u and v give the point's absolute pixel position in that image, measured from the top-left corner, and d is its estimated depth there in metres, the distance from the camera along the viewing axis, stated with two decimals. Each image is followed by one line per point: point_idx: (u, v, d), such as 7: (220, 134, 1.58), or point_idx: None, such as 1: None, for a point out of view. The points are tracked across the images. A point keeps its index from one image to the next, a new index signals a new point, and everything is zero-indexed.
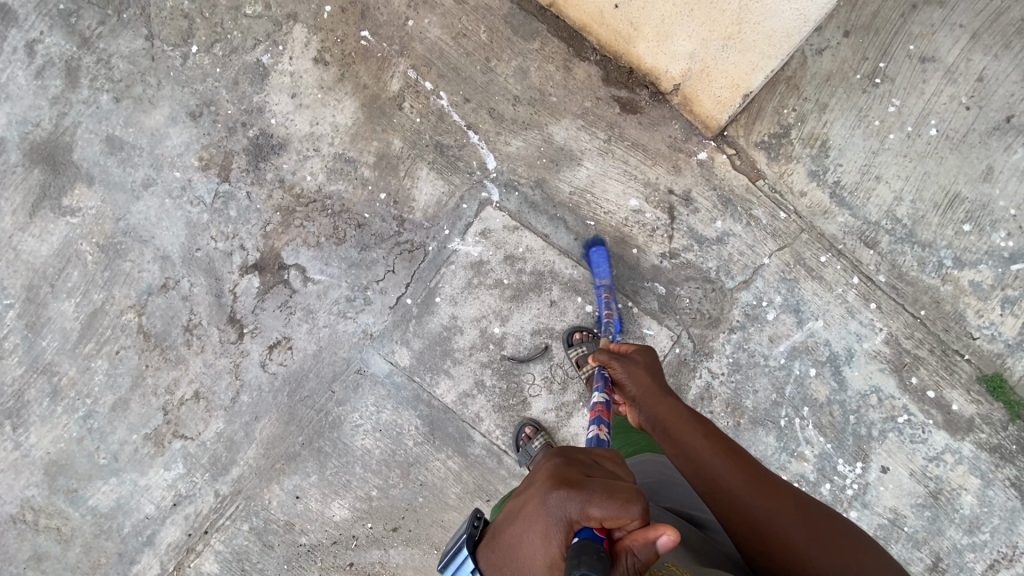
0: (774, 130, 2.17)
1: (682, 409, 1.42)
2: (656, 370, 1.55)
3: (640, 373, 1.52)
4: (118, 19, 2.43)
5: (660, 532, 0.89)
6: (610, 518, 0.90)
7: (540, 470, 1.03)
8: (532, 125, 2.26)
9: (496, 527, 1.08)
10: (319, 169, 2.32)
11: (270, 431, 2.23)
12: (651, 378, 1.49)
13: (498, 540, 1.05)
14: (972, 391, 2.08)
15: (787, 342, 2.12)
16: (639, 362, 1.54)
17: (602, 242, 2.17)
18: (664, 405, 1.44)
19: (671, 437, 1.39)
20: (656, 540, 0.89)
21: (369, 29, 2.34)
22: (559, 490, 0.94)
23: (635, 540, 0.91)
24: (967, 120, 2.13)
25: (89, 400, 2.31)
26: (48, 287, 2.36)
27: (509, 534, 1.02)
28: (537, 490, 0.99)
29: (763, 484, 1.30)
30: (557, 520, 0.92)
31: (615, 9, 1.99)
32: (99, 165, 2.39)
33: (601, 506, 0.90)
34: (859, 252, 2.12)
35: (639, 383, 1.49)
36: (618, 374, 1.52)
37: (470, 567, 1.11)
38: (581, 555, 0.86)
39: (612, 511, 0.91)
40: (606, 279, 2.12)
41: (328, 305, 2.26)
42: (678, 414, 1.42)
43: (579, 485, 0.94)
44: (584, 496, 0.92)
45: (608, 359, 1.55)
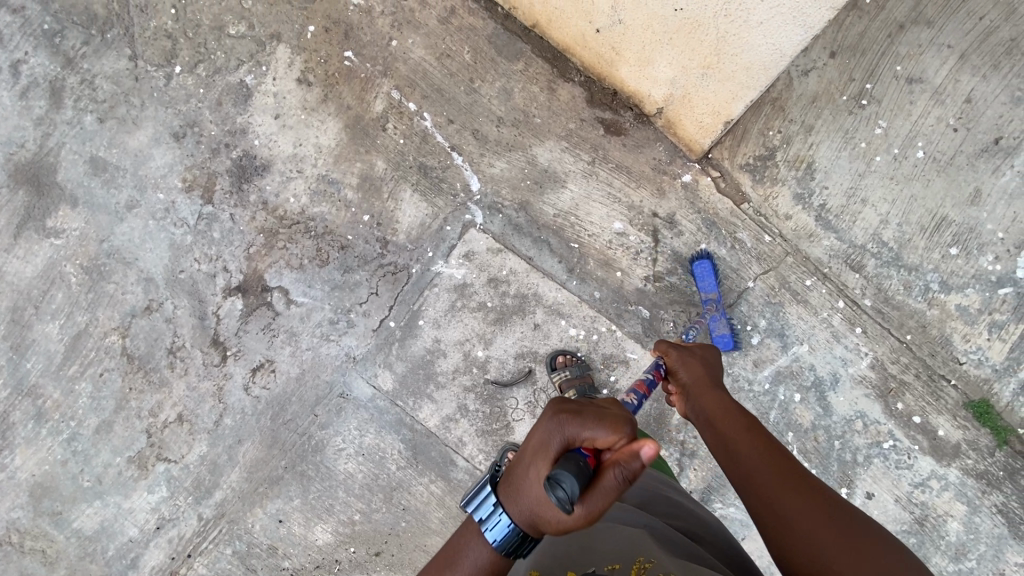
0: (759, 153, 2.15)
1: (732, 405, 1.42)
2: (711, 365, 1.58)
3: (693, 364, 1.57)
4: (102, 39, 2.42)
5: (643, 444, 0.98)
6: (600, 438, 1.04)
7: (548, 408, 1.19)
8: (516, 146, 2.25)
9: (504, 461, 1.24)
10: (302, 190, 2.31)
11: (253, 454, 2.24)
12: (703, 370, 1.53)
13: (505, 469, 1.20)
14: (959, 417, 2.06)
15: (771, 367, 2.10)
16: (694, 354, 1.59)
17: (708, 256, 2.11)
18: (714, 398, 1.46)
19: (717, 428, 1.39)
20: (641, 452, 0.99)
21: (353, 49, 2.33)
22: (555, 415, 1.10)
23: (622, 456, 1.00)
24: (955, 142, 2.11)
25: (73, 422, 2.31)
26: (32, 309, 2.36)
27: (514, 463, 1.17)
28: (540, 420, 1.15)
29: (813, 496, 1.21)
30: (554, 440, 1.07)
31: (596, 34, 1.93)
32: (83, 186, 2.39)
33: (590, 425, 1.05)
34: (844, 276, 2.10)
35: (692, 373, 1.54)
36: (672, 361, 1.59)
37: (492, 501, 1.12)
38: (565, 458, 1.01)
39: (598, 430, 1.05)
40: (711, 293, 2.07)
41: (311, 328, 2.26)
42: (728, 410, 1.42)
43: (574, 412, 1.09)
44: (579, 421, 1.07)
45: (664, 347, 1.62)
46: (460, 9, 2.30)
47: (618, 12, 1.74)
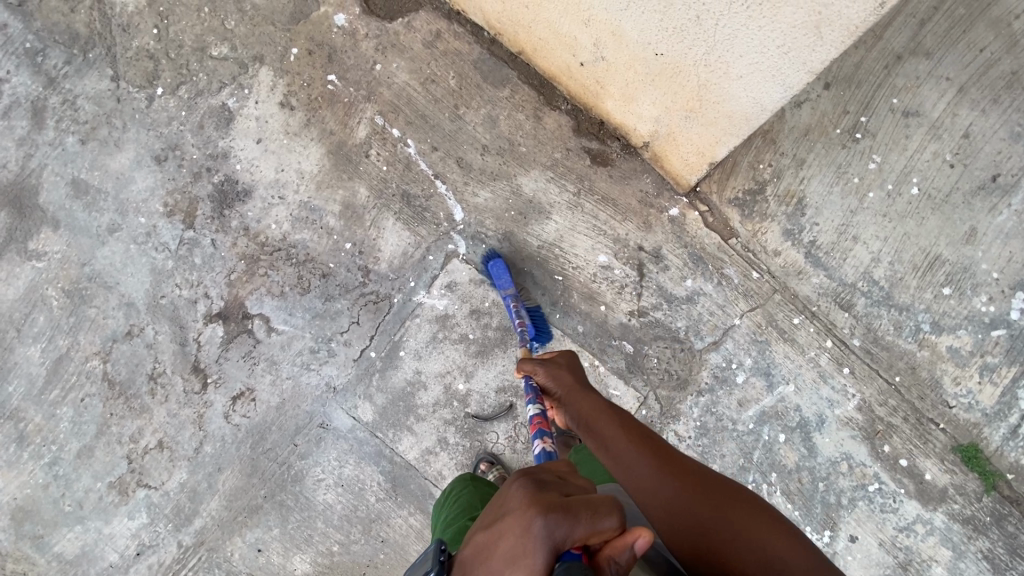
0: (748, 187, 2.10)
1: (600, 404, 1.37)
2: (580, 371, 1.51)
3: (563, 374, 1.48)
4: (84, 59, 2.39)
5: (636, 534, 0.79)
6: (596, 535, 0.78)
7: (512, 500, 0.87)
8: (500, 175, 2.21)
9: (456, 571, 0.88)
10: (284, 217, 2.27)
11: (233, 483, 2.23)
12: (572, 377, 1.45)
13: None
14: (946, 461, 2.02)
15: (756, 406, 2.06)
16: (562, 363, 1.51)
17: (498, 255, 2.14)
18: (585, 400, 1.40)
19: (592, 431, 1.33)
20: (634, 544, 0.79)
21: (336, 73, 2.29)
22: (544, 515, 0.79)
23: (613, 550, 0.79)
24: (950, 179, 2.05)
25: (55, 447, 2.30)
26: (14, 331, 2.35)
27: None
28: (512, 520, 0.82)
29: (691, 476, 1.24)
30: (544, 548, 0.77)
31: (581, 67, 1.88)
32: (64, 209, 2.37)
33: (584, 520, 0.78)
34: (833, 315, 2.06)
35: (561, 382, 1.46)
36: (541, 379, 1.49)
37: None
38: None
39: (591, 526, 0.79)
40: (509, 289, 2.07)
41: (292, 356, 2.24)
42: (598, 408, 1.37)
43: (563, 507, 0.80)
44: (573, 517, 0.79)
45: (530, 366, 1.52)
46: (445, 34, 2.25)
47: (600, 50, 1.68)
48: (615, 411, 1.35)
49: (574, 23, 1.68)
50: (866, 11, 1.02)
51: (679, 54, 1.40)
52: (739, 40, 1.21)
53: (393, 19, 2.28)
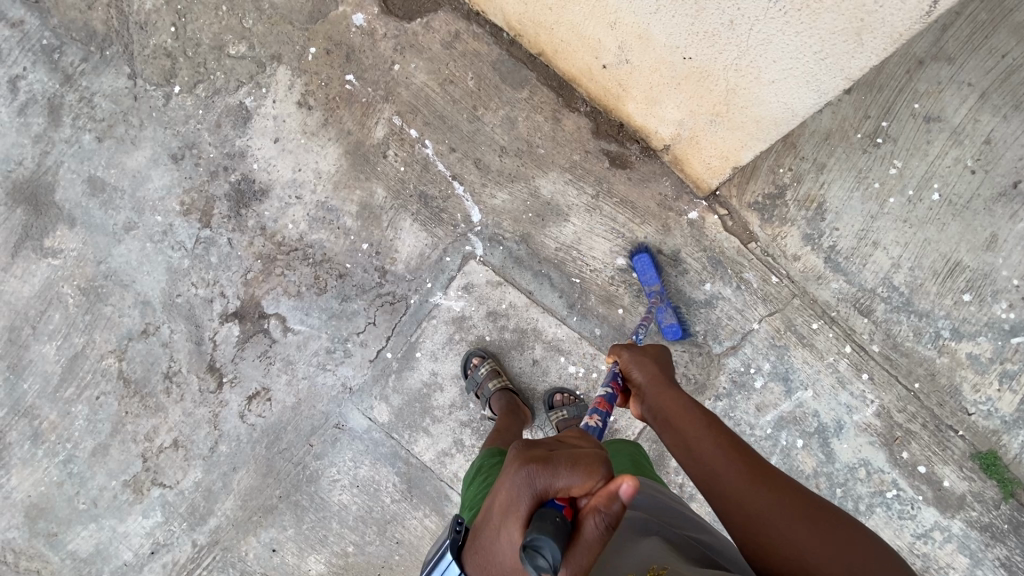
0: (768, 191, 2.09)
1: (686, 401, 1.32)
2: (665, 364, 1.47)
3: (645, 363, 1.45)
4: (101, 57, 2.39)
5: (619, 482, 0.84)
6: (575, 486, 0.88)
7: (511, 460, 1.01)
8: (519, 177, 2.20)
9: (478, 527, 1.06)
10: (300, 217, 2.27)
11: (248, 482, 2.23)
12: (658, 368, 1.42)
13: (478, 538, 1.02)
14: (965, 468, 2.01)
15: (774, 411, 2.06)
16: (646, 352, 1.48)
17: (646, 249, 2.09)
18: (669, 396, 1.36)
19: (673, 427, 1.30)
20: (619, 492, 0.84)
21: (354, 73, 2.28)
22: (525, 466, 0.92)
23: (599, 500, 0.85)
24: (972, 185, 2.04)
25: (69, 444, 2.30)
26: (29, 329, 2.34)
27: (487, 530, 0.98)
28: (506, 477, 0.96)
29: (785, 490, 1.16)
30: (524, 495, 0.90)
31: (603, 69, 1.87)
32: (80, 206, 2.36)
33: (562, 472, 0.89)
34: (853, 320, 2.05)
35: (645, 370, 1.43)
36: (625, 363, 1.45)
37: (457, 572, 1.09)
38: (539, 518, 0.85)
39: (568, 477, 0.89)
40: (654, 286, 2.04)
41: (308, 356, 2.23)
42: (682, 406, 1.33)
43: (544, 459, 0.92)
44: (551, 469, 0.90)
45: (616, 350, 1.49)
46: (464, 34, 2.24)
47: (625, 53, 1.67)
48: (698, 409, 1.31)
49: (598, 26, 1.66)
50: (911, 17, 1.00)
51: (709, 58, 1.39)
52: (774, 44, 1.20)
53: (411, 19, 2.27)
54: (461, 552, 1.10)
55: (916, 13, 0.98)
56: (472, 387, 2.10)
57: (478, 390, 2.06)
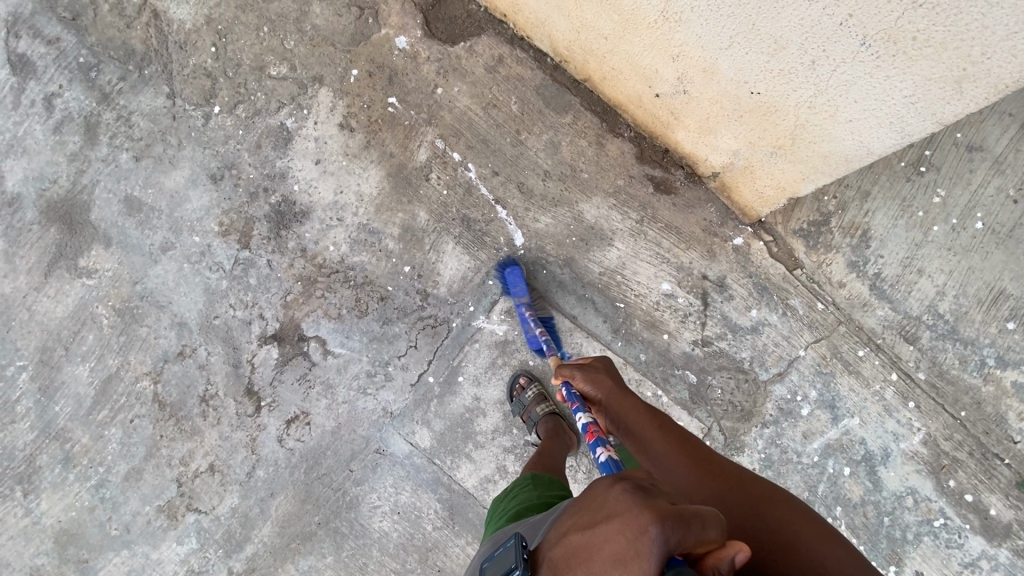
0: (814, 218, 2.09)
1: (640, 410, 1.40)
2: (617, 374, 1.56)
3: (602, 379, 1.52)
4: (139, 76, 2.37)
5: (736, 548, 0.81)
6: (705, 544, 0.79)
7: (618, 502, 0.83)
8: (562, 202, 2.20)
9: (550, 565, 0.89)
10: (342, 239, 2.26)
11: (286, 509, 2.20)
12: (611, 382, 1.49)
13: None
14: (1011, 496, 2.00)
15: (820, 439, 2.07)
16: (601, 368, 1.55)
17: (515, 261, 2.18)
18: (624, 404, 1.45)
19: (634, 437, 1.38)
20: (733, 557, 0.81)
21: (397, 96, 2.28)
22: (660, 521, 0.76)
23: (714, 559, 0.80)
24: (1015, 214, 2.03)
25: (101, 468, 2.26)
26: (62, 350, 2.31)
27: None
28: (621, 526, 0.79)
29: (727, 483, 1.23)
30: (657, 557, 0.74)
31: (655, 98, 1.88)
32: (116, 226, 2.33)
33: (699, 532, 0.78)
34: (898, 347, 2.06)
35: (600, 386, 1.50)
36: (580, 383, 1.54)
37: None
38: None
39: (700, 534, 0.79)
40: (523, 298, 2.12)
41: (348, 380, 2.21)
42: (635, 411, 1.42)
43: (677, 513, 0.78)
44: (686, 525, 0.78)
45: (569, 372, 1.56)
46: (508, 58, 2.25)
47: (683, 84, 1.68)
48: (652, 414, 1.40)
49: (658, 58, 1.67)
50: (1020, 71, 1.04)
51: (780, 94, 1.41)
52: (860, 85, 1.22)
53: (454, 43, 2.27)
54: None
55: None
56: (518, 410, 2.09)
57: (524, 414, 2.05)
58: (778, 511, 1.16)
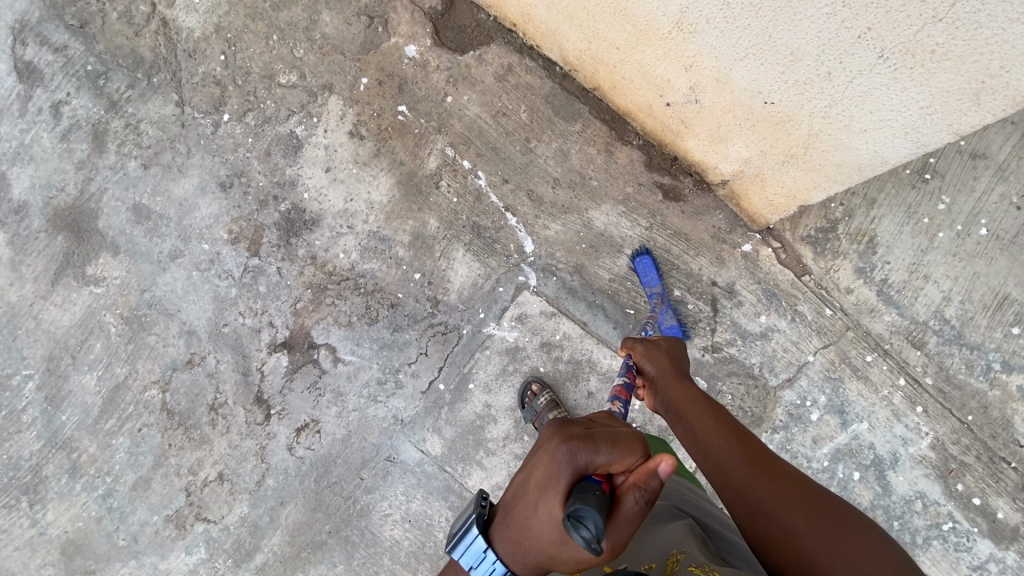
0: (821, 225, 2.12)
1: (694, 394, 1.44)
2: (679, 359, 1.60)
3: (660, 357, 1.60)
4: (147, 84, 2.37)
5: (657, 460, 0.91)
6: (614, 461, 0.94)
7: (543, 437, 1.04)
8: (571, 209, 2.21)
9: (501, 507, 1.05)
10: (352, 246, 2.26)
11: (296, 518, 2.19)
12: (668, 361, 1.56)
13: (506, 518, 1.03)
14: (1018, 500, 2.02)
15: (830, 444, 2.08)
16: (661, 347, 1.61)
17: (649, 253, 2.16)
18: (677, 387, 1.49)
19: (682, 419, 1.42)
20: (657, 470, 0.91)
21: (407, 104, 2.29)
22: (566, 441, 0.96)
23: (638, 476, 0.92)
24: (1018, 220, 2.06)
25: (109, 478, 2.25)
26: (69, 358, 2.29)
27: (518, 503, 1.00)
28: (541, 451, 0.99)
29: (796, 490, 1.21)
30: (566, 470, 0.93)
31: (665, 107, 1.90)
32: (124, 234, 2.33)
33: (604, 450, 0.94)
34: (906, 353, 2.08)
35: (657, 364, 1.57)
36: (637, 356, 1.61)
37: (482, 548, 1.05)
38: (580, 494, 0.89)
39: (609, 454, 0.95)
40: (655, 288, 2.10)
41: (358, 388, 2.21)
42: (690, 397, 1.45)
43: (583, 436, 0.96)
44: (591, 446, 0.95)
45: (631, 344, 1.64)
46: (517, 67, 2.26)
47: (696, 93, 1.70)
48: (707, 402, 1.42)
49: (670, 68, 1.69)
50: None
51: (795, 105, 1.43)
52: (876, 96, 1.24)
53: (464, 51, 2.29)
54: (486, 526, 1.07)
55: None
56: (530, 417, 2.10)
57: (536, 421, 2.06)
58: (840, 525, 1.14)
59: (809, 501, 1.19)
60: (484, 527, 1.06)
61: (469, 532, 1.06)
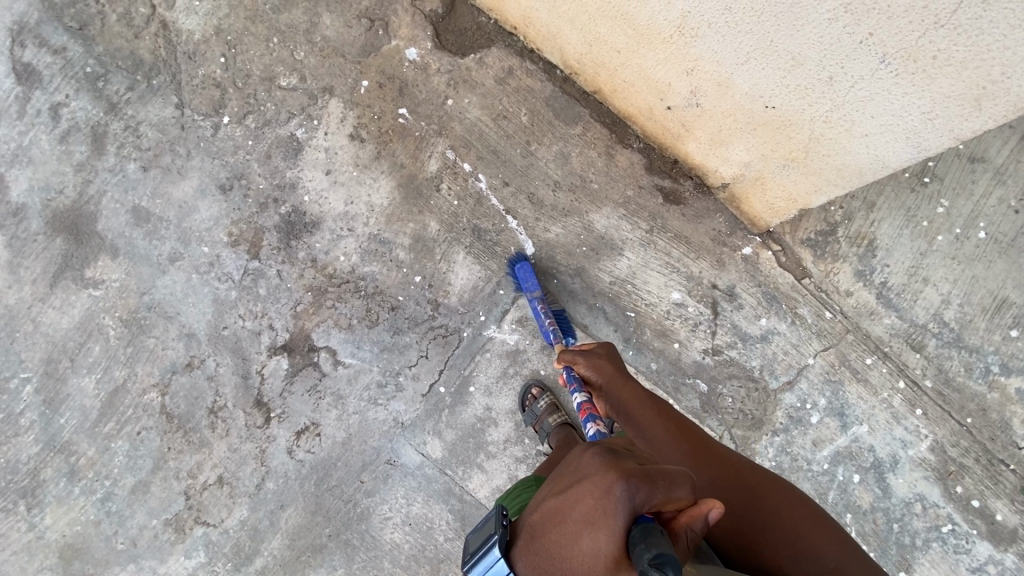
0: (820, 228, 2.12)
1: (640, 393, 1.45)
2: (618, 362, 1.60)
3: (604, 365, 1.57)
4: (147, 86, 2.37)
5: (707, 505, 0.93)
6: (670, 500, 0.91)
7: (589, 467, 0.95)
8: (572, 212, 2.22)
9: (529, 532, 0.96)
10: (353, 249, 2.26)
11: (296, 521, 2.18)
12: (614, 367, 1.55)
13: (536, 547, 0.93)
14: (1016, 501, 2.03)
15: (830, 447, 2.09)
16: (603, 356, 1.59)
17: (525, 259, 2.18)
18: (625, 389, 1.49)
19: (631, 419, 1.43)
20: (706, 513, 0.93)
21: (407, 107, 2.29)
22: (625, 479, 0.89)
23: (687, 517, 0.92)
24: (1017, 223, 2.07)
25: (107, 481, 2.23)
26: (68, 361, 2.28)
27: (556, 535, 0.91)
28: (592, 486, 0.91)
29: (739, 474, 1.35)
30: (623, 509, 0.87)
31: (666, 110, 1.90)
32: (124, 236, 2.32)
33: (662, 489, 0.90)
34: (905, 355, 2.08)
35: (603, 372, 1.55)
36: (583, 369, 1.58)
37: (505, 570, 0.96)
38: (647, 537, 0.84)
39: (666, 492, 0.91)
40: (535, 292, 2.10)
41: (358, 391, 2.20)
42: (636, 397, 1.46)
43: (641, 474, 0.91)
44: (650, 485, 0.90)
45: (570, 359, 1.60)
46: (518, 70, 2.27)
47: (697, 97, 1.70)
48: (652, 400, 1.45)
49: (671, 72, 1.69)
50: None
51: (796, 109, 1.44)
52: (877, 101, 1.25)
53: (465, 54, 2.29)
54: (509, 548, 0.98)
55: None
56: (531, 420, 2.10)
57: (537, 424, 2.06)
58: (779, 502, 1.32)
59: (752, 484, 1.33)
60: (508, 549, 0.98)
61: (492, 552, 0.97)
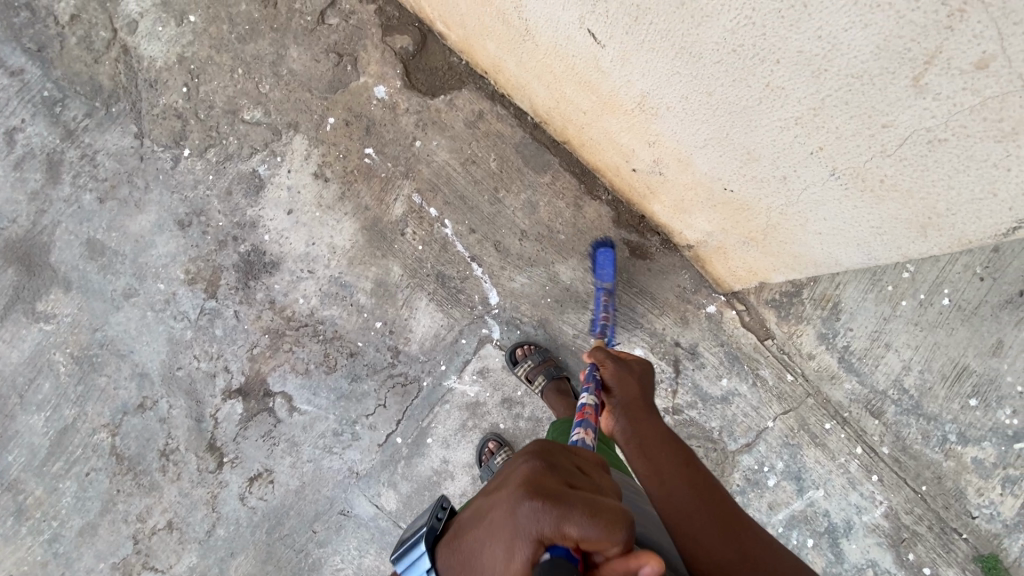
0: (785, 289, 2.10)
1: (663, 431, 1.35)
2: (648, 384, 1.49)
3: (629, 380, 1.48)
4: (106, 113, 2.29)
5: None
6: (589, 542, 0.71)
7: (515, 475, 0.84)
8: (537, 261, 2.18)
9: (456, 527, 0.91)
10: (313, 291, 2.21)
11: (246, 569, 2.15)
12: (638, 388, 1.45)
13: (454, 542, 0.87)
14: (968, 571, 2.03)
15: (785, 510, 2.10)
16: (632, 370, 1.50)
17: (612, 245, 2.10)
18: (646, 420, 1.38)
19: (643, 450, 1.33)
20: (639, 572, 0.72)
21: (374, 147, 2.24)
22: (531, 499, 0.75)
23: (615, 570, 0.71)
24: (980, 291, 2.01)
25: (54, 523, 2.18)
26: (17, 398, 2.22)
27: (468, 534, 0.84)
28: (505, 498, 0.79)
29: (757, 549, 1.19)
30: (525, 534, 0.73)
31: (631, 172, 1.86)
32: (77, 270, 2.25)
33: (577, 523, 0.71)
34: (864, 421, 2.08)
35: (625, 387, 1.45)
36: (607, 374, 1.48)
37: (428, 567, 0.90)
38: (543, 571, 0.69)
39: (584, 529, 0.71)
40: (607, 283, 2.05)
41: (314, 438, 2.16)
42: (658, 434, 1.36)
43: (557, 498, 0.74)
44: (562, 511, 0.72)
45: (600, 357, 1.52)
46: (488, 114, 2.22)
47: (659, 167, 1.66)
48: (675, 443, 1.35)
49: (634, 140, 1.65)
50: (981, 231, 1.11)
51: (753, 197, 1.41)
52: (829, 207, 1.26)
53: (435, 95, 2.24)
54: (435, 542, 0.94)
55: (988, 230, 1.09)
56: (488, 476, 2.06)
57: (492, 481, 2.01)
58: None
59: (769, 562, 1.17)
60: (434, 544, 0.93)
61: (415, 546, 0.92)
